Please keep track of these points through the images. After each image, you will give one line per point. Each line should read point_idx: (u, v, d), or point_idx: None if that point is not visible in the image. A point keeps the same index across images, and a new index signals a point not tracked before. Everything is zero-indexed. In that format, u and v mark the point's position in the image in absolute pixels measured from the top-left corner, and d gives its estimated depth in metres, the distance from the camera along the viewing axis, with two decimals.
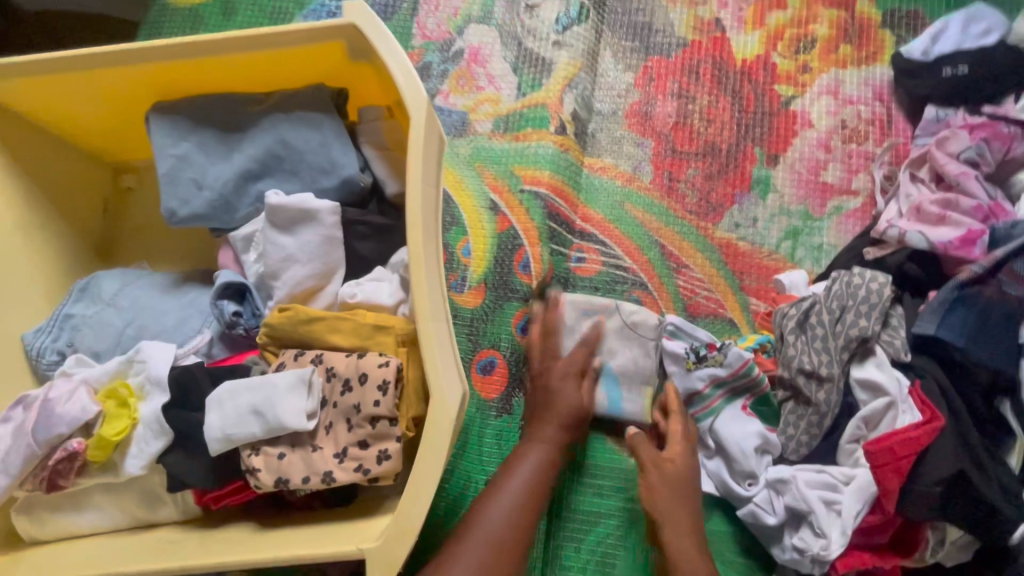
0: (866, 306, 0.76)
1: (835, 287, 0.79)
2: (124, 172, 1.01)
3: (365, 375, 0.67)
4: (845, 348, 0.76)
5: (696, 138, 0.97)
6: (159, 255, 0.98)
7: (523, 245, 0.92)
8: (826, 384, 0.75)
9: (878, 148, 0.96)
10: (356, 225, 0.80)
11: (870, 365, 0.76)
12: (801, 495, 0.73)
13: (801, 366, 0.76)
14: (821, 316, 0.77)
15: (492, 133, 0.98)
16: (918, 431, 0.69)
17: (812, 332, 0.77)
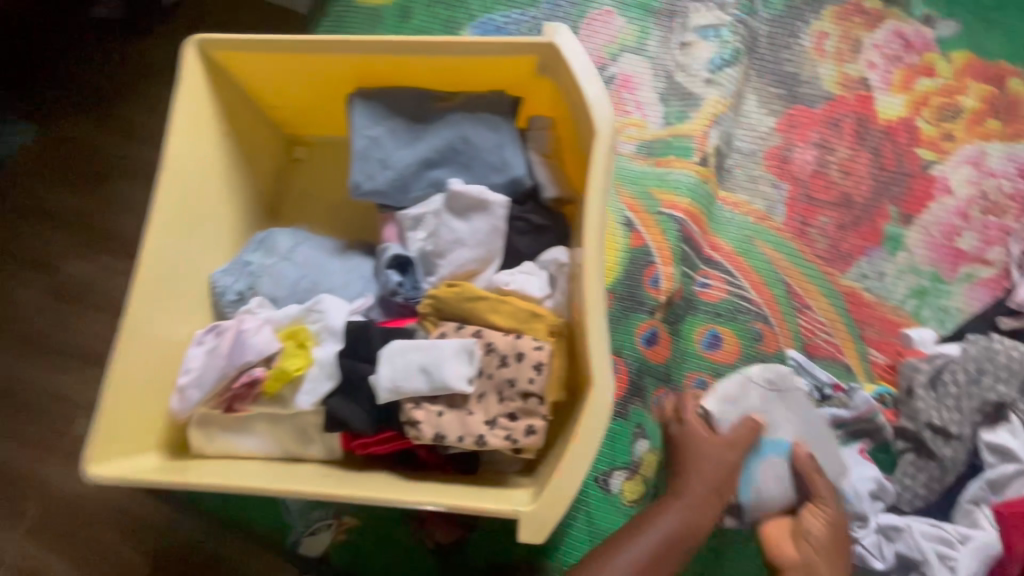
0: (1004, 375, 0.86)
1: (973, 350, 0.88)
2: (295, 145, 1.12)
3: (522, 354, 0.74)
4: (975, 412, 0.85)
5: (832, 188, 1.01)
6: (315, 223, 1.07)
7: (654, 262, 0.98)
8: (953, 442, 0.84)
9: (1016, 223, 0.98)
10: (516, 221, 0.88)
11: (1001, 431, 0.84)
12: (916, 544, 0.79)
13: (931, 422, 0.85)
14: (957, 376, 0.86)
15: (634, 155, 1.04)
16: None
17: (945, 391, 0.86)
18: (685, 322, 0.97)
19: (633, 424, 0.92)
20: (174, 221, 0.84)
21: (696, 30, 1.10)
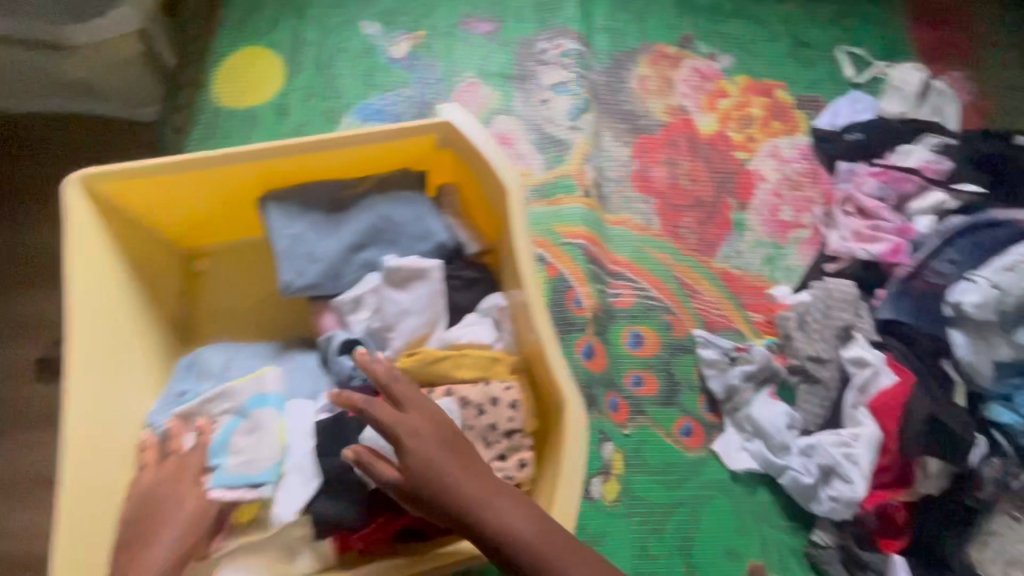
0: (843, 303, 1.03)
1: (816, 293, 1.06)
2: (188, 258, 1.04)
3: (496, 398, 0.81)
4: (835, 338, 1.02)
5: (686, 193, 1.26)
6: (237, 332, 1.02)
7: (573, 286, 1.12)
8: (827, 365, 1.02)
9: (815, 192, 1.28)
10: (451, 280, 0.96)
11: (855, 347, 1.02)
12: (828, 453, 0.97)
13: (807, 354, 1.03)
14: (813, 316, 1.05)
15: (529, 200, 1.20)
16: (904, 385, 0.97)
17: (810, 329, 1.04)
18: (611, 330, 1.12)
19: (596, 431, 1.03)
20: (96, 363, 0.80)
21: (549, 88, 1.31)
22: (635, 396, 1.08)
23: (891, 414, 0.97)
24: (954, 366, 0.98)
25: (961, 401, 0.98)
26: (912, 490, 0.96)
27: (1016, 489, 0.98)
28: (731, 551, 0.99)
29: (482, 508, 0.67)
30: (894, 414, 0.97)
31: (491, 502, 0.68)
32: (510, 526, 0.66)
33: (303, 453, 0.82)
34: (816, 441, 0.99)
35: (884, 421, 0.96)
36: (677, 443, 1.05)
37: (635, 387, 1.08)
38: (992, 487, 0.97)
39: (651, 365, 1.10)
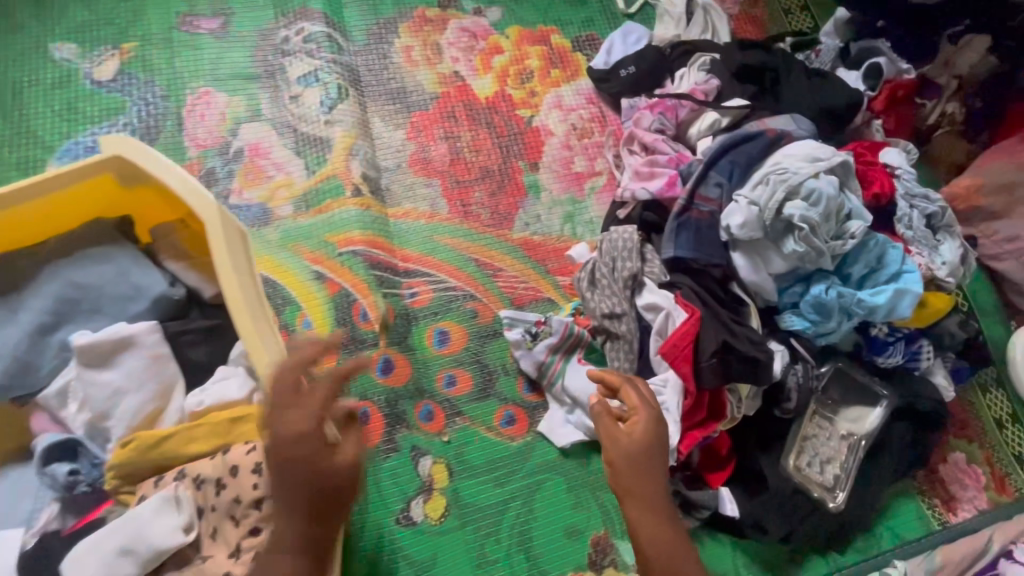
0: (626, 251, 0.99)
1: (604, 245, 1.01)
2: None
3: (235, 467, 0.70)
4: (624, 287, 0.97)
5: (471, 167, 1.17)
6: None
7: (356, 299, 1.01)
8: (624, 318, 0.96)
9: (603, 136, 1.24)
10: (182, 336, 0.81)
11: (647, 293, 0.97)
12: None
13: (602, 312, 0.97)
14: (602, 270, 0.99)
15: (295, 214, 1.06)
16: (694, 322, 0.92)
17: (601, 284, 0.99)
18: (413, 333, 1.02)
19: (408, 449, 0.94)
20: None
21: (298, 81, 1.15)
22: (450, 399, 1.00)
23: (685, 357, 0.91)
24: (742, 288, 0.97)
25: (755, 323, 0.96)
26: (730, 419, 0.96)
27: (818, 388, 1.00)
28: (571, 529, 0.95)
29: (625, 479, 0.80)
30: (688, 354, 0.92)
31: (643, 483, 0.80)
32: (634, 506, 0.79)
33: None
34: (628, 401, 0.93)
35: (679, 367, 0.91)
36: (502, 435, 0.99)
37: (448, 389, 1.00)
38: (798, 394, 0.98)
39: (461, 360, 1.02)
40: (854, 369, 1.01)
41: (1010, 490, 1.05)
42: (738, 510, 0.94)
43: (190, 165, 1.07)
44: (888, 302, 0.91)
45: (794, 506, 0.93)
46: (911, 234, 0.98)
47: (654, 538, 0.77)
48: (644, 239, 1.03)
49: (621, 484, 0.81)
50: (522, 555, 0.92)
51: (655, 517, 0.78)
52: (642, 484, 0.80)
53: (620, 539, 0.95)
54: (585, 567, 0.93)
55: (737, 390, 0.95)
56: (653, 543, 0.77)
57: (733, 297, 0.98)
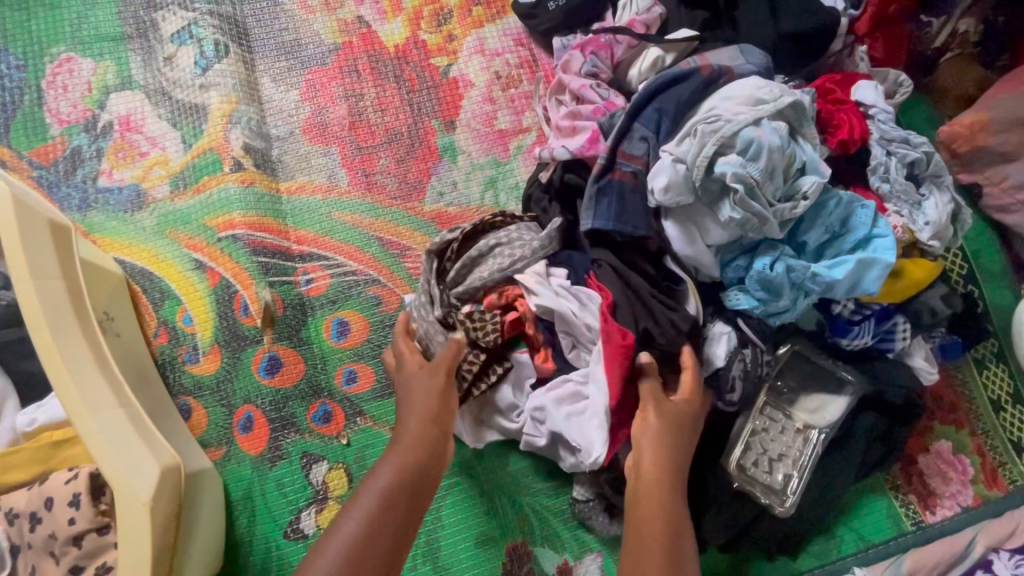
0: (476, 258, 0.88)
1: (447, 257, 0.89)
2: None
3: (51, 499, 0.61)
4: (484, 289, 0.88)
5: (375, 130, 1.01)
6: None
7: (238, 290, 0.90)
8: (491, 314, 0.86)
9: (533, 85, 1.06)
10: (12, 346, 0.72)
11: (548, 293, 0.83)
12: (554, 415, 0.81)
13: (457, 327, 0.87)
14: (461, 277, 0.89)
15: (172, 194, 0.94)
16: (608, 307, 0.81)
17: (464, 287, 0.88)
18: (308, 325, 0.91)
19: (298, 456, 0.85)
20: None
21: (171, 39, 1.01)
22: (349, 397, 0.89)
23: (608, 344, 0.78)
24: (675, 261, 0.83)
25: (692, 306, 0.82)
26: None
27: (770, 376, 0.86)
28: (483, 537, 0.85)
29: (644, 438, 0.73)
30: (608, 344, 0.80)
31: (665, 451, 0.71)
32: (645, 469, 0.70)
33: None
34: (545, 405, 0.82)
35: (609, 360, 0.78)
36: None
37: (348, 386, 0.90)
38: (743, 384, 0.83)
39: (362, 354, 0.91)
40: (814, 353, 0.86)
41: (1003, 482, 0.90)
42: None
43: (53, 145, 0.95)
44: (849, 277, 0.75)
45: (735, 512, 0.81)
46: (887, 188, 0.81)
47: (661, 510, 0.66)
48: (511, 223, 0.90)
49: (642, 449, 0.72)
50: (428, 564, 0.84)
51: (662, 486, 0.68)
52: (659, 454, 0.71)
53: (540, 547, 0.86)
54: None
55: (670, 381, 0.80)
56: (645, 517, 0.66)
57: (665, 272, 0.85)
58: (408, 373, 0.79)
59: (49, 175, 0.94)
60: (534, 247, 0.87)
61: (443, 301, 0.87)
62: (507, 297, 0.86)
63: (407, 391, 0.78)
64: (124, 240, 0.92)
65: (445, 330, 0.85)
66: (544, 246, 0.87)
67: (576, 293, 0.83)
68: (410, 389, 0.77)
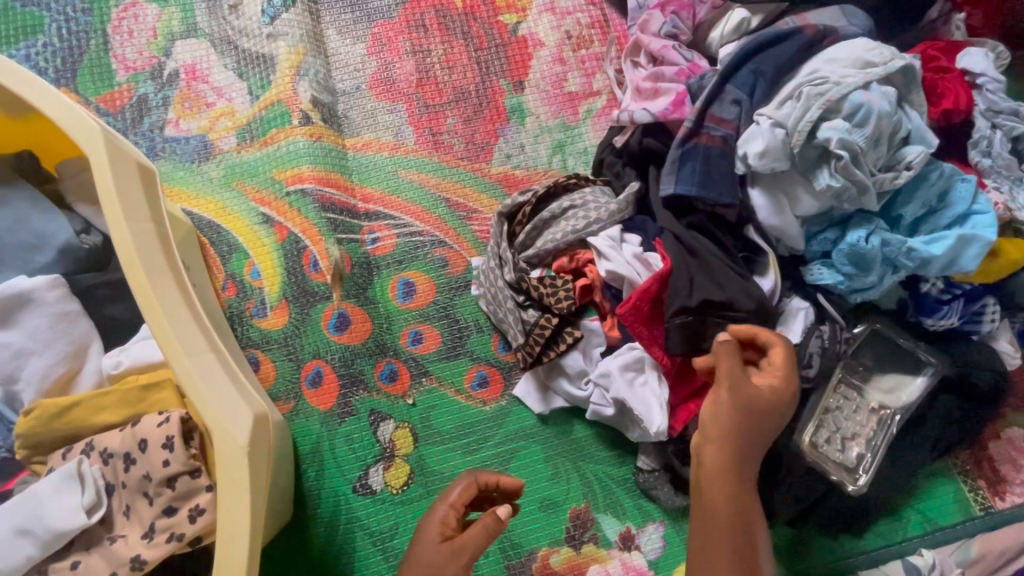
0: (548, 220, 0.87)
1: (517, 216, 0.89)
2: None
3: (144, 441, 0.61)
4: (556, 250, 0.86)
5: (443, 88, 0.98)
6: None
7: (307, 246, 0.89)
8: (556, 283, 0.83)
9: (604, 47, 1.02)
10: (96, 291, 0.72)
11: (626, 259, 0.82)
12: (625, 382, 0.80)
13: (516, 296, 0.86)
14: (532, 238, 0.88)
15: (239, 146, 0.93)
16: (658, 281, 0.79)
17: (532, 249, 0.87)
18: (374, 284, 0.90)
19: (366, 413, 0.85)
20: None
21: None
22: (415, 357, 0.89)
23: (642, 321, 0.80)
24: (758, 231, 0.81)
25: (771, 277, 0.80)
26: None
27: (846, 353, 0.85)
28: (547, 501, 0.86)
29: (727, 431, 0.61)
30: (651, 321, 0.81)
31: (741, 446, 0.61)
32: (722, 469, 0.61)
33: None
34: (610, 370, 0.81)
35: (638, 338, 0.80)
36: (474, 399, 0.88)
37: (413, 346, 0.89)
38: (821, 360, 0.82)
39: (428, 315, 0.90)
40: (896, 333, 0.85)
41: None
42: None
43: (119, 91, 0.94)
44: (947, 253, 0.72)
45: (806, 489, 0.80)
46: (989, 164, 0.77)
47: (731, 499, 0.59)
48: (586, 183, 0.89)
49: (707, 427, 0.62)
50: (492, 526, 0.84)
51: (733, 481, 0.60)
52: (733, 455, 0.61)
53: (603, 513, 0.86)
54: (562, 542, 0.84)
55: None
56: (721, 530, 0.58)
57: (746, 242, 0.82)
58: (425, 540, 0.64)
59: (116, 122, 0.93)
60: (612, 210, 0.85)
61: (516, 263, 0.86)
62: (578, 261, 0.86)
63: (414, 561, 0.62)
64: (191, 191, 0.91)
65: (510, 290, 0.86)
66: (621, 211, 0.85)
67: (647, 262, 0.82)
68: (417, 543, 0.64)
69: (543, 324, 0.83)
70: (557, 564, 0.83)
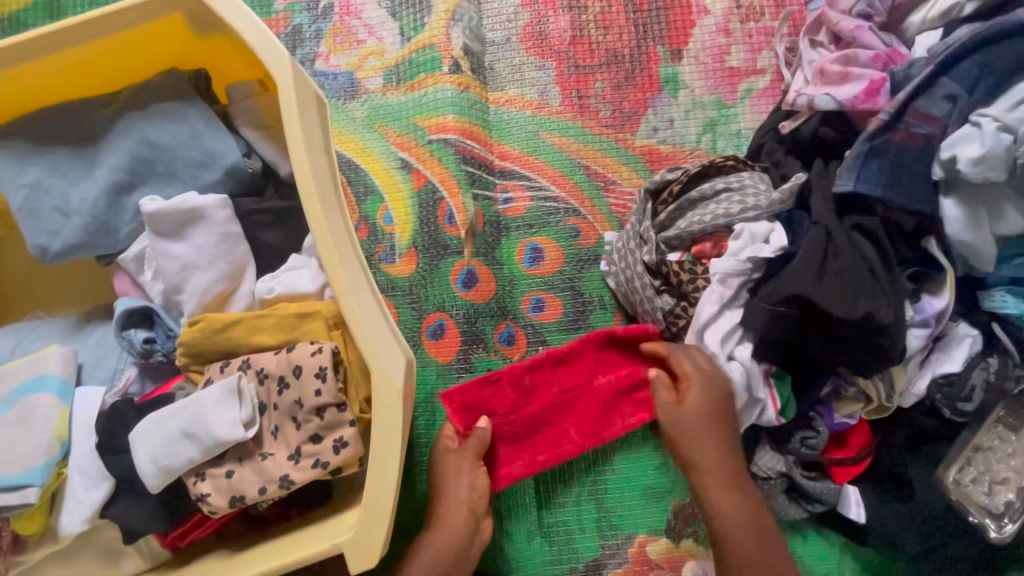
0: (696, 201, 0.82)
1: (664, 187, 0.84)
2: None
3: (299, 367, 0.62)
4: (702, 232, 0.80)
5: (596, 49, 0.93)
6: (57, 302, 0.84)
7: (443, 198, 0.88)
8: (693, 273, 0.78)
9: (776, 21, 0.94)
10: (255, 216, 0.73)
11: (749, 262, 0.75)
12: None
13: (650, 269, 0.81)
14: (676, 216, 0.83)
15: (385, 88, 0.92)
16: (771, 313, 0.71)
17: (673, 229, 0.82)
18: (502, 245, 0.89)
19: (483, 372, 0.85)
20: None
21: None
22: (534, 324, 0.87)
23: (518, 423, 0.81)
24: (941, 246, 0.73)
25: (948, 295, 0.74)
26: (877, 406, 0.78)
27: (1013, 393, 0.76)
28: (650, 490, 0.84)
29: (688, 442, 0.75)
30: (525, 414, 0.81)
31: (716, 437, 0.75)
32: (705, 464, 0.74)
33: (85, 451, 0.66)
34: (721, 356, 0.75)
35: (539, 447, 0.81)
36: None
37: (534, 313, 0.87)
38: (983, 395, 0.75)
39: (553, 284, 0.88)
40: None
41: None
42: (864, 515, 0.78)
43: (276, 19, 0.94)
44: None
45: (940, 528, 0.75)
46: None
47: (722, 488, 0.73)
48: (739, 164, 0.82)
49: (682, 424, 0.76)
50: (592, 504, 0.84)
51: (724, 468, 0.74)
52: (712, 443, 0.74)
53: None
54: (662, 532, 0.83)
55: (889, 376, 0.76)
56: (730, 513, 0.72)
57: (922, 255, 0.75)
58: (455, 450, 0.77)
59: None
60: (773, 200, 0.78)
61: (657, 244, 0.81)
62: (722, 249, 0.80)
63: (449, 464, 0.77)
64: (335, 128, 0.92)
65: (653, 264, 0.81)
66: (782, 202, 0.78)
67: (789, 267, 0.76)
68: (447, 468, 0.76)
69: (679, 312, 0.80)
70: (654, 553, 0.82)
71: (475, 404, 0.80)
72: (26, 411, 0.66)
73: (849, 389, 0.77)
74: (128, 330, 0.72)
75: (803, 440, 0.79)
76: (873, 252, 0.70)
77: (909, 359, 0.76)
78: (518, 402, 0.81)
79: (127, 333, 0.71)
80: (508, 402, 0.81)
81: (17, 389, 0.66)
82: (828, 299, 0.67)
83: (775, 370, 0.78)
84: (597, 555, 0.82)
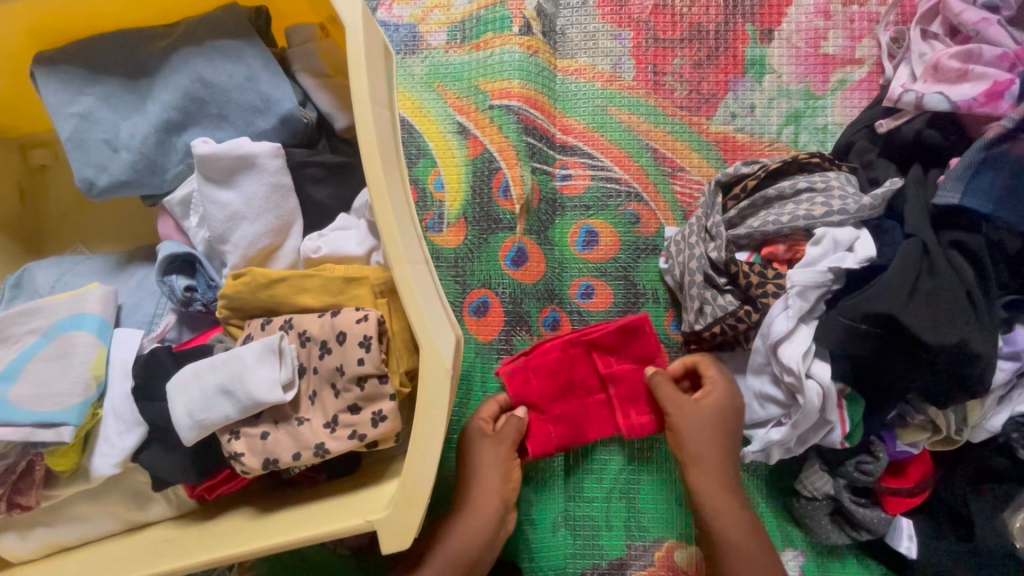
0: (775, 199, 0.75)
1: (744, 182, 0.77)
2: (32, 148, 0.84)
3: (343, 334, 0.59)
4: (779, 233, 0.74)
5: (679, 22, 0.86)
6: (100, 236, 0.83)
7: (501, 168, 0.83)
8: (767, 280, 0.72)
9: (882, 7, 0.85)
10: (307, 169, 0.70)
11: (821, 269, 0.69)
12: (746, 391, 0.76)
13: (709, 262, 0.75)
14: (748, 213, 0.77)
15: (448, 45, 0.87)
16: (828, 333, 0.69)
17: (745, 226, 0.76)
18: (556, 225, 0.84)
19: None
20: None
21: None
22: (581, 311, 0.83)
23: (537, 385, 0.77)
24: None
25: None
26: (943, 438, 0.73)
27: None
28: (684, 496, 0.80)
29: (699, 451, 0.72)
30: (586, 381, 0.78)
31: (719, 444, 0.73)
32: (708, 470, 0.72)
33: (120, 395, 0.64)
34: (800, 373, 0.68)
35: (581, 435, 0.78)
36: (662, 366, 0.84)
37: (583, 300, 0.83)
38: None
39: (605, 271, 0.83)
40: None
41: None
42: (914, 551, 0.75)
43: None
44: None
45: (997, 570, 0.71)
46: None
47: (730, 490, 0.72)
48: (825, 165, 0.76)
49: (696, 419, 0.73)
50: (621, 504, 0.81)
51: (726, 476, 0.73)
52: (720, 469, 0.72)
53: None
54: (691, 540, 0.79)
55: (962, 408, 0.70)
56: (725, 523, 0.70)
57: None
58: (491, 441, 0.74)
59: None
60: (862, 204, 0.71)
61: (727, 241, 0.75)
62: (796, 253, 0.74)
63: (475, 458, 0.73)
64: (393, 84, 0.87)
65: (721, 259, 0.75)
66: (872, 208, 0.71)
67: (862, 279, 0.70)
68: (479, 456, 0.73)
69: (742, 316, 0.73)
70: (682, 560, 0.79)
71: (532, 378, 0.77)
72: (65, 348, 0.63)
73: (916, 417, 0.72)
74: (171, 275, 0.69)
75: (858, 465, 0.75)
76: (971, 272, 0.66)
77: (989, 393, 0.70)
78: (578, 363, 0.78)
79: (170, 279, 0.69)
80: (557, 365, 0.78)
81: (57, 324, 0.65)
82: (920, 322, 0.64)
83: (847, 391, 0.72)
84: (622, 554, 0.79)
